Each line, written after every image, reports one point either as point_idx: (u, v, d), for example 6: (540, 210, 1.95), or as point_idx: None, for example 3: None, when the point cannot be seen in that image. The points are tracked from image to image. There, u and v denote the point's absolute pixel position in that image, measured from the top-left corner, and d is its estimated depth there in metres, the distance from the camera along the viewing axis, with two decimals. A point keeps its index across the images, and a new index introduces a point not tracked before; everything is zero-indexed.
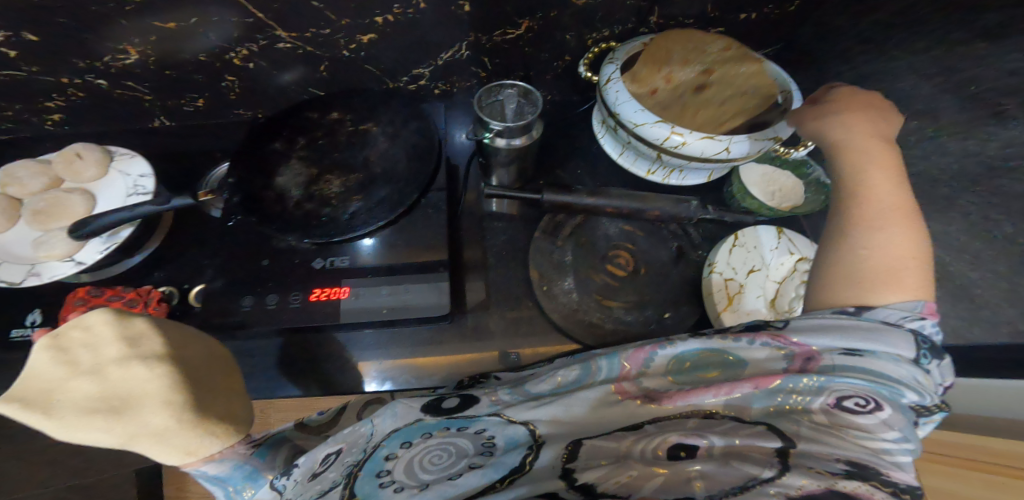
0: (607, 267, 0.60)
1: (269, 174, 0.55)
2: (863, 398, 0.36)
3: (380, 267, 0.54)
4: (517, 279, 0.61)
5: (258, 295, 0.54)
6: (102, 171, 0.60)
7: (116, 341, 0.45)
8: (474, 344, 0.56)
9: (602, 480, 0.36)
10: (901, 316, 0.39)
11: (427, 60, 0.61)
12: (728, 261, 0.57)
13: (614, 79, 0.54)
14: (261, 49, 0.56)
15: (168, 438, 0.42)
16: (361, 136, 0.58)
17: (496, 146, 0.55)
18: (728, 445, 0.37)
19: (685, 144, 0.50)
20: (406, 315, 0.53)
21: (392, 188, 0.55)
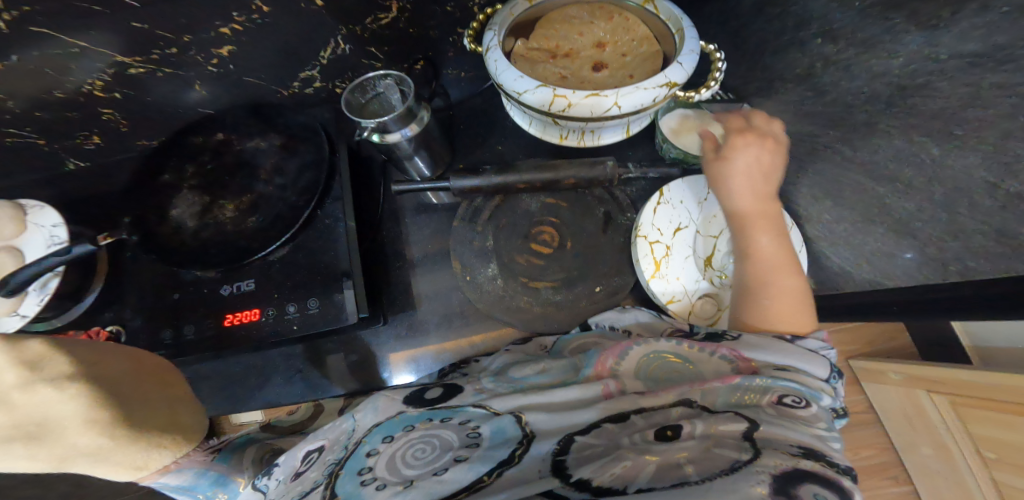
0: (531, 246, 0.57)
1: (164, 207, 0.55)
2: (797, 397, 0.36)
3: (287, 283, 0.54)
4: (443, 272, 0.60)
5: (175, 326, 0.54)
6: (20, 227, 0.58)
7: (12, 367, 0.40)
8: (409, 342, 0.57)
9: (596, 472, 0.30)
10: (818, 346, 0.42)
11: (309, 63, 0.59)
12: (654, 221, 0.55)
13: (493, 46, 0.50)
14: (114, 77, 0.54)
15: (106, 457, 0.39)
16: (251, 153, 0.59)
17: (388, 142, 0.52)
18: (707, 432, 0.32)
19: (571, 105, 0.48)
20: (318, 328, 0.53)
21: (286, 204, 0.55)
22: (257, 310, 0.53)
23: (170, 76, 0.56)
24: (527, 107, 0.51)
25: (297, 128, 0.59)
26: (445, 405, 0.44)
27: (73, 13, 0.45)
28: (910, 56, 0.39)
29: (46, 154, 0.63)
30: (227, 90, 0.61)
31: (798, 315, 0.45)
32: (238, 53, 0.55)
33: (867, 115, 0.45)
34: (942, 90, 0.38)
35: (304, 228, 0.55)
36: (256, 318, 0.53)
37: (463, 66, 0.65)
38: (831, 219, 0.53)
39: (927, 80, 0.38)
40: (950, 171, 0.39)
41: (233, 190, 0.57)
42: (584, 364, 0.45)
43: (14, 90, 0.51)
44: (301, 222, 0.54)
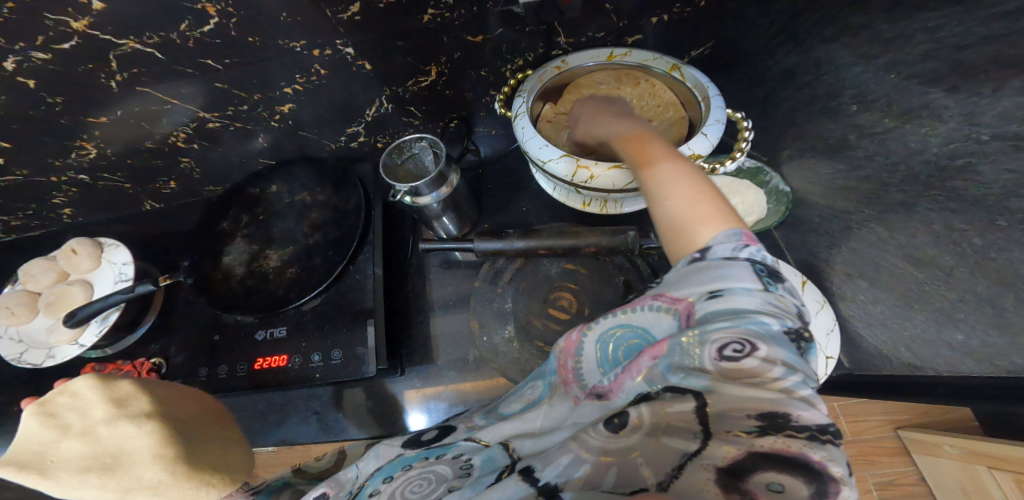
0: (549, 311, 0.57)
1: (215, 253, 0.60)
2: (740, 343, 0.30)
3: (315, 333, 0.56)
4: (461, 329, 0.61)
5: (211, 365, 0.58)
6: (95, 262, 0.64)
7: (103, 402, 0.44)
8: (423, 396, 0.58)
9: (567, 476, 0.32)
10: (731, 247, 0.33)
11: (354, 119, 0.64)
12: None
13: (521, 114, 0.53)
14: (195, 131, 0.61)
15: (165, 489, 0.40)
16: (294, 206, 0.64)
17: (420, 203, 0.55)
18: (649, 419, 0.32)
19: (593, 177, 0.49)
20: (339, 378, 0.54)
21: (324, 255, 0.59)
22: (284, 356, 0.56)
23: (235, 130, 0.63)
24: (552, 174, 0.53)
25: (338, 183, 0.64)
26: (438, 442, 0.46)
27: (170, 73, 0.52)
28: (951, 136, 0.38)
29: (127, 195, 0.71)
30: (282, 143, 0.67)
31: (691, 220, 0.36)
32: (295, 109, 0.61)
33: (905, 195, 0.43)
34: (987, 175, 0.36)
35: (337, 280, 0.58)
36: (282, 364, 0.56)
37: (495, 125, 0.69)
38: (867, 300, 0.50)
39: (969, 161, 0.38)
40: (994, 261, 0.37)
41: (277, 239, 0.61)
42: (548, 368, 0.46)
43: (109, 138, 0.59)
44: (333, 276, 0.57)
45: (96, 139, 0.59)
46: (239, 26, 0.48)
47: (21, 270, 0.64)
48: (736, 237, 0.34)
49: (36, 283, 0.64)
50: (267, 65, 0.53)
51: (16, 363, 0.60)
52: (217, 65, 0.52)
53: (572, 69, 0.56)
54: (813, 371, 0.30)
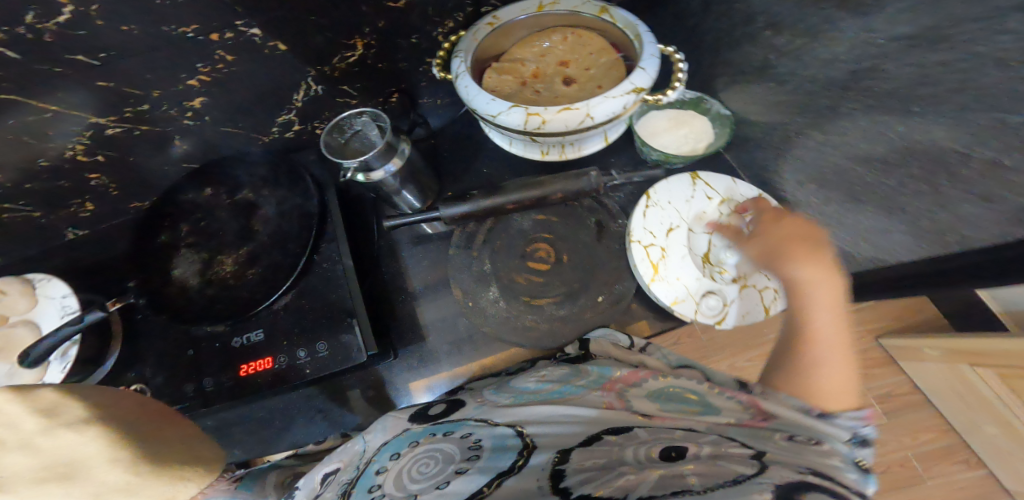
0: (529, 265, 0.57)
1: (165, 268, 0.56)
2: (813, 439, 0.33)
3: (294, 329, 0.54)
4: (443, 301, 0.59)
5: (193, 383, 0.55)
6: (32, 300, 0.59)
7: (31, 413, 0.37)
8: (422, 372, 0.57)
9: (597, 485, 0.31)
10: (851, 423, 0.35)
11: (284, 107, 0.60)
12: (645, 225, 0.55)
13: (461, 73, 0.50)
14: (95, 139, 0.55)
15: (137, 490, 0.37)
16: (244, 203, 0.60)
17: (372, 179, 0.52)
18: (711, 453, 0.32)
19: (546, 121, 0.48)
20: (331, 371, 0.53)
21: (283, 249, 0.56)
22: (270, 359, 0.54)
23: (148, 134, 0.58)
24: (504, 128, 0.51)
25: (284, 175, 0.61)
26: (447, 419, 0.47)
27: (32, 73, 0.45)
28: (852, 44, 0.40)
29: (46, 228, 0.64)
30: (205, 141, 0.62)
31: (840, 382, 0.38)
32: (213, 104, 0.56)
33: (829, 101, 0.45)
34: (892, 73, 0.38)
35: (306, 270, 0.56)
36: (269, 366, 0.54)
37: (439, 94, 0.66)
38: (817, 202, 0.53)
39: (868, 66, 0.40)
40: (917, 145, 0.39)
41: (231, 243, 0.58)
42: (590, 376, 0.48)
43: None
44: (300, 268, 0.55)
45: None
46: (104, 12, 0.42)
47: None
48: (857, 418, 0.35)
49: None
50: (159, 55, 0.48)
51: None
52: (92, 61, 0.46)
53: (505, 25, 0.54)
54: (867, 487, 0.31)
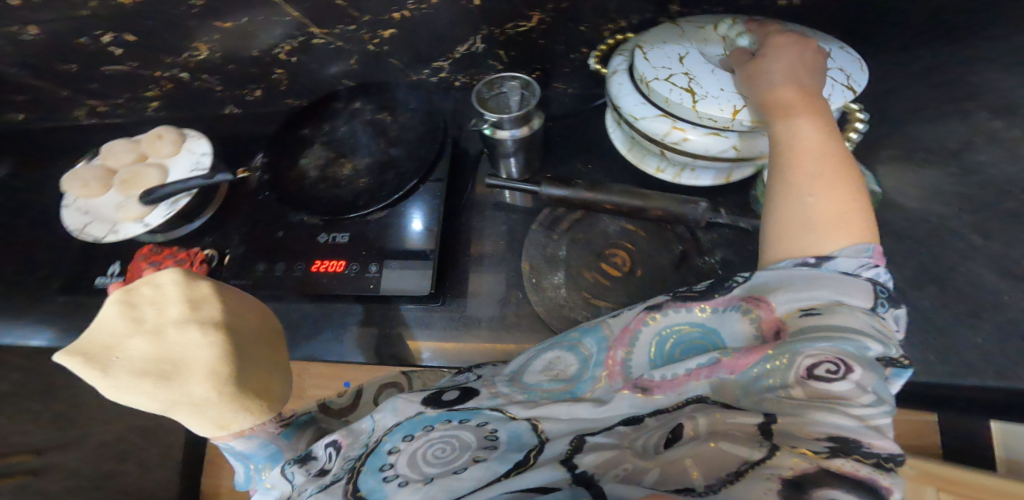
0: (601, 265, 0.58)
1: (294, 157, 0.63)
2: (833, 364, 0.30)
3: (373, 245, 0.59)
4: (508, 272, 0.61)
5: (270, 261, 0.60)
6: (175, 150, 0.67)
7: (181, 302, 0.43)
8: (466, 331, 0.58)
9: (603, 470, 0.32)
10: (857, 264, 0.35)
11: (445, 54, 0.67)
12: (655, 66, 0.49)
13: (619, 71, 0.53)
14: (302, 44, 0.64)
15: (209, 411, 0.41)
16: (374, 123, 0.66)
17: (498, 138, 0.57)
18: (707, 432, 0.32)
19: (687, 140, 0.49)
20: (391, 295, 0.57)
21: (395, 173, 0.61)
22: (343, 263, 0.58)
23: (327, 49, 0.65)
24: (640, 133, 0.53)
25: (419, 114, 0.66)
26: (462, 405, 0.46)
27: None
28: None
29: (215, 98, 0.73)
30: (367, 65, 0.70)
31: (850, 221, 0.37)
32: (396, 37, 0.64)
33: None
34: None
35: (406, 197, 0.61)
36: (339, 269, 0.58)
37: (572, 83, 0.70)
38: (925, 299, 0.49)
39: None
40: None
41: (352, 154, 0.64)
42: (589, 353, 0.44)
43: (222, 47, 0.63)
44: (402, 193, 0.59)
45: (210, 45, 0.63)
46: None
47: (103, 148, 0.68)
48: (867, 254, 0.36)
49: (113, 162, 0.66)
50: None
51: (78, 233, 0.61)
52: None
53: None
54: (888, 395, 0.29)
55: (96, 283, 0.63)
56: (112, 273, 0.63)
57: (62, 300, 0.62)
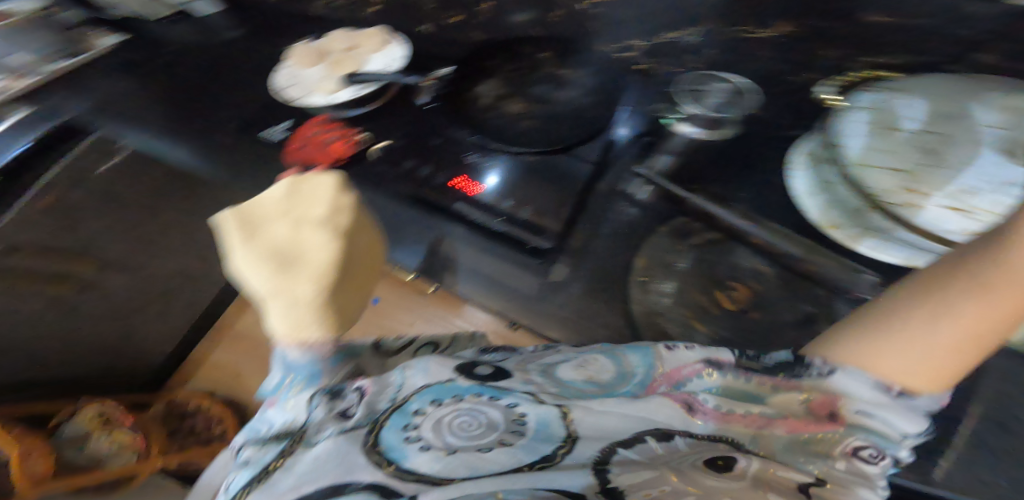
0: (719, 293, 0.55)
1: (473, 80, 0.68)
2: (874, 450, 0.37)
3: (515, 182, 0.58)
4: (621, 258, 0.59)
5: (413, 159, 0.63)
6: (379, 47, 0.75)
7: (327, 203, 0.45)
8: (554, 299, 0.58)
9: (636, 491, 0.33)
10: (928, 401, 0.39)
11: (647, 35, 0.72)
12: (880, 139, 0.51)
13: (856, 113, 0.53)
14: None
15: (295, 309, 0.39)
16: (555, 76, 0.69)
17: (672, 130, 0.58)
18: (761, 468, 0.36)
19: (920, 208, 0.48)
20: (511, 233, 0.57)
21: (559, 124, 0.62)
22: (478, 187, 0.59)
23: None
24: (852, 185, 0.51)
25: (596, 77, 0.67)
26: (494, 382, 0.47)
27: None
28: None
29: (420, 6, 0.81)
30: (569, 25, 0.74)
31: (975, 353, 0.39)
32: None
33: None
34: None
35: (562, 153, 0.60)
36: (473, 192, 0.59)
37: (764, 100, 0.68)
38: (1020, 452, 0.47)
39: None
40: None
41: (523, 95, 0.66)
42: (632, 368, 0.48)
43: None
44: (563, 148, 0.59)
45: None
46: None
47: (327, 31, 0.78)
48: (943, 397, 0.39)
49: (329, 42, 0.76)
50: None
51: (279, 90, 0.72)
52: None
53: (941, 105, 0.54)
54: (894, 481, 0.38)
55: (260, 133, 0.71)
56: (280, 129, 0.70)
57: (233, 134, 0.72)
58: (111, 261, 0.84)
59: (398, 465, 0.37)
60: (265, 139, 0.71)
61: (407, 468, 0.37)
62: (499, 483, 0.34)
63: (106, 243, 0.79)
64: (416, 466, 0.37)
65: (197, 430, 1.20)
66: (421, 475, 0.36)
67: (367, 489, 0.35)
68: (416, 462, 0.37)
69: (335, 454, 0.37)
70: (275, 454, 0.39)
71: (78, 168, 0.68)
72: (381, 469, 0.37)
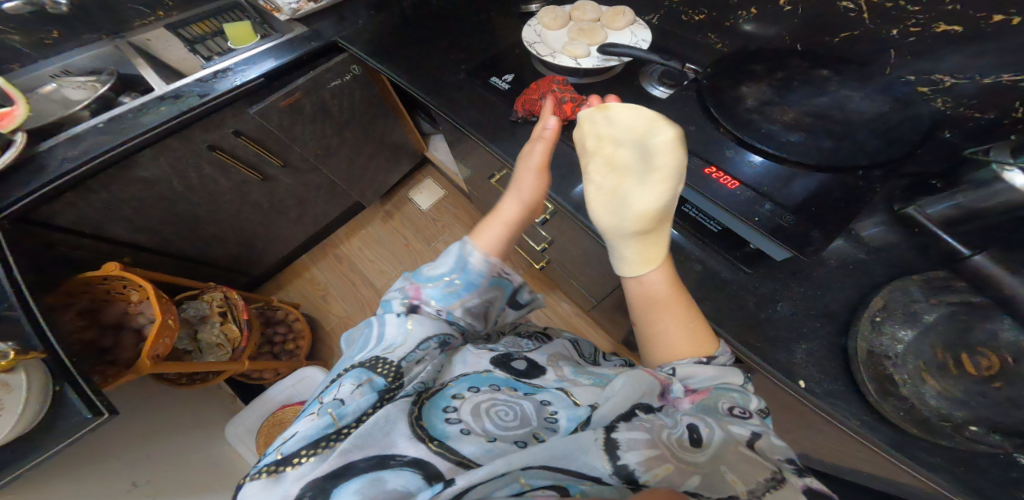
0: (964, 356, 0.57)
1: (742, 81, 0.72)
2: (735, 407, 0.50)
3: (777, 193, 0.63)
4: (848, 292, 0.65)
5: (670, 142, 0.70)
6: (622, 27, 0.90)
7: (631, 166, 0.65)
8: (769, 315, 0.65)
9: (645, 468, 0.41)
10: None
11: (951, 71, 0.71)
12: None
13: None
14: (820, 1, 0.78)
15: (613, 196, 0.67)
16: (835, 90, 0.69)
17: (995, 176, 0.58)
18: (726, 437, 0.46)
19: None
20: (760, 227, 0.61)
21: (834, 143, 0.64)
22: (735, 182, 0.64)
23: (858, 21, 0.77)
24: None
25: (880, 95, 0.68)
26: (528, 380, 0.55)
27: None
28: None
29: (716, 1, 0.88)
30: (863, 50, 0.78)
31: None
32: (948, 35, 0.70)
33: None
34: None
35: (832, 172, 0.63)
36: (730, 185, 0.64)
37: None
38: None
39: None
40: None
41: (793, 106, 0.68)
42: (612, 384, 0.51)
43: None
44: (837, 167, 0.62)
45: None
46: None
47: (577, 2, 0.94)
48: None
49: (578, 14, 0.92)
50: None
51: (530, 43, 0.89)
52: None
53: None
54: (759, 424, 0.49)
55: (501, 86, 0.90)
56: (503, 79, 0.92)
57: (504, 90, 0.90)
58: (291, 163, 1.18)
59: (440, 443, 0.45)
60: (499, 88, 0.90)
61: (448, 446, 0.45)
62: (542, 458, 0.42)
63: (302, 130, 1.09)
64: (459, 447, 0.45)
65: (274, 339, 1.35)
66: (460, 456, 0.45)
67: (410, 465, 0.44)
68: (457, 445, 0.45)
69: (383, 426, 0.46)
70: (368, 405, 0.47)
71: (322, 78, 1.02)
72: (424, 444, 0.45)
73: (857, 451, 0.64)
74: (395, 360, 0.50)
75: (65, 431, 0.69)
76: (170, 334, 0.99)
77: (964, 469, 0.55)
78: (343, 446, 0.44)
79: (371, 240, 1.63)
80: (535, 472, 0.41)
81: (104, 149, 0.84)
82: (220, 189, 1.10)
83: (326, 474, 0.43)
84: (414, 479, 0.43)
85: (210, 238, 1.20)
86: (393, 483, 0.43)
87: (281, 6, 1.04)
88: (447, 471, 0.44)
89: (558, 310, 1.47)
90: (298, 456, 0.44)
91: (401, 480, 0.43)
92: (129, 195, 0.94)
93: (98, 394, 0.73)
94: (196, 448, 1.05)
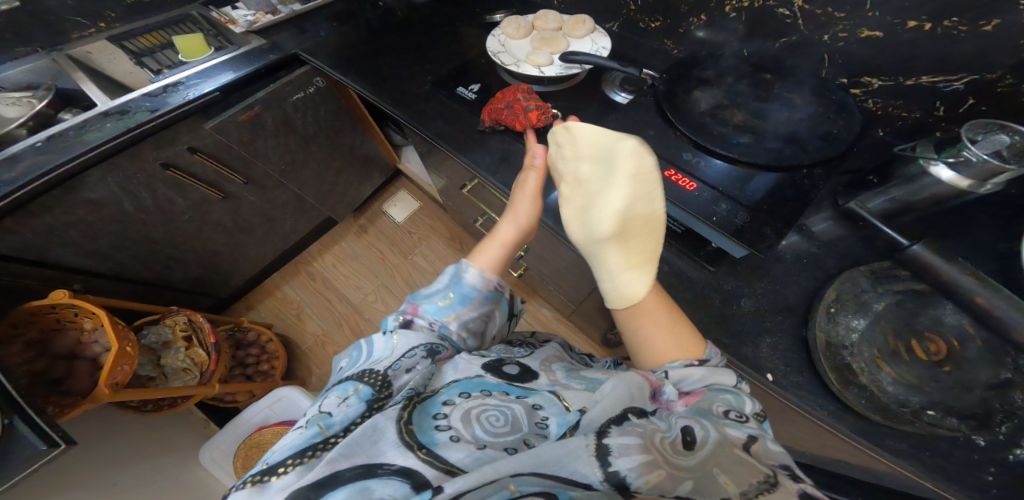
0: (914, 342, 0.61)
1: (694, 85, 0.74)
2: (735, 413, 0.49)
3: (734, 194, 0.65)
4: (804, 284, 0.68)
5: None
6: (583, 35, 0.92)
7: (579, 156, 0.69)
8: (731, 310, 0.67)
9: (637, 474, 0.40)
10: None
11: (879, 74, 0.76)
12: None
13: None
14: (760, 8, 0.82)
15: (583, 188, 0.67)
16: (778, 94, 0.72)
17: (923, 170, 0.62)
18: (721, 439, 0.44)
19: None
20: (718, 226, 0.63)
21: (781, 143, 0.66)
22: (693, 184, 0.66)
23: (795, 28, 0.80)
24: None
25: (822, 96, 0.72)
26: (520, 384, 0.55)
27: None
28: None
29: (662, 9, 0.91)
30: (804, 55, 0.82)
31: None
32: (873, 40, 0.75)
33: None
34: None
35: (781, 170, 0.66)
36: (687, 187, 0.66)
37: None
38: None
39: None
40: None
41: (741, 108, 0.71)
42: (601, 388, 0.49)
43: None
44: (787, 166, 0.65)
45: None
46: None
47: (538, 12, 0.96)
48: None
49: (538, 23, 0.94)
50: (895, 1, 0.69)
51: (493, 53, 0.90)
52: None
53: None
54: (760, 427, 0.47)
55: (467, 96, 0.91)
56: (468, 89, 0.92)
57: (468, 101, 0.90)
58: (255, 179, 1.15)
59: (429, 451, 0.43)
60: (464, 97, 0.91)
61: (437, 453, 0.43)
62: (531, 464, 0.40)
63: (263, 145, 1.07)
64: (449, 456, 0.43)
65: (246, 361, 1.31)
66: (448, 464, 0.43)
67: (398, 474, 0.42)
68: (445, 453, 0.43)
69: (371, 435, 0.44)
70: (356, 415, 0.47)
71: (283, 92, 1.01)
72: (413, 452, 0.43)
73: (829, 440, 0.66)
74: (382, 369, 0.51)
75: (16, 465, 0.65)
76: (130, 361, 0.95)
77: (928, 452, 0.58)
78: (330, 455, 0.42)
79: (345, 255, 1.60)
80: (525, 478, 0.40)
81: (46, 169, 0.79)
82: (177, 209, 1.05)
83: (312, 485, 0.41)
84: (402, 488, 0.41)
85: (168, 259, 1.16)
86: (380, 492, 0.41)
87: (236, 19, 1.02)
88: (436, 479, 0.42)
89: (538, 316, 1.48)
90: (282, 466, 0.43)
91: (389, 490, 0.41)
92: (75, 218, 0.90)
93: (56, 425, 0.70)
94: (164, 474, 0.99)
